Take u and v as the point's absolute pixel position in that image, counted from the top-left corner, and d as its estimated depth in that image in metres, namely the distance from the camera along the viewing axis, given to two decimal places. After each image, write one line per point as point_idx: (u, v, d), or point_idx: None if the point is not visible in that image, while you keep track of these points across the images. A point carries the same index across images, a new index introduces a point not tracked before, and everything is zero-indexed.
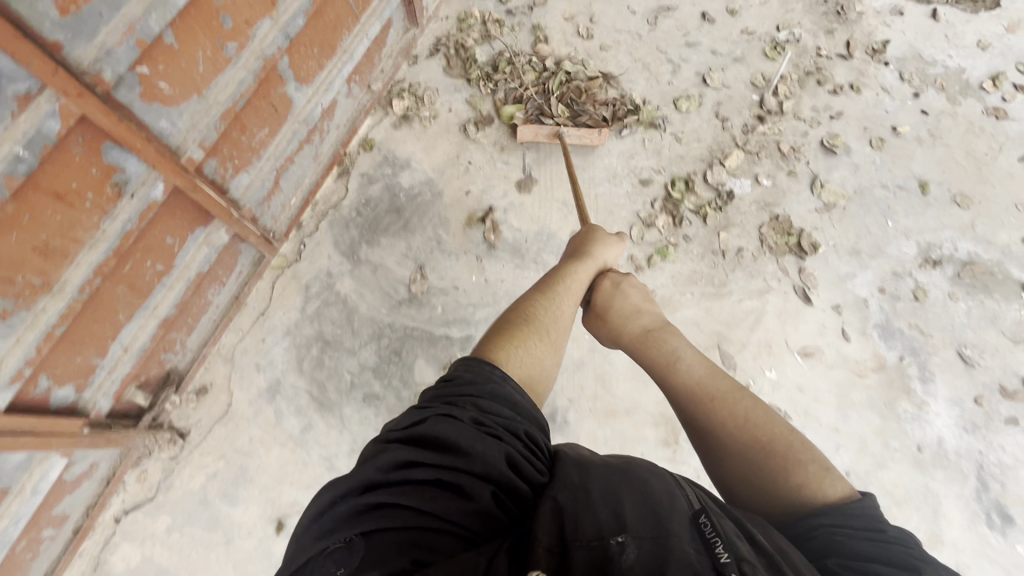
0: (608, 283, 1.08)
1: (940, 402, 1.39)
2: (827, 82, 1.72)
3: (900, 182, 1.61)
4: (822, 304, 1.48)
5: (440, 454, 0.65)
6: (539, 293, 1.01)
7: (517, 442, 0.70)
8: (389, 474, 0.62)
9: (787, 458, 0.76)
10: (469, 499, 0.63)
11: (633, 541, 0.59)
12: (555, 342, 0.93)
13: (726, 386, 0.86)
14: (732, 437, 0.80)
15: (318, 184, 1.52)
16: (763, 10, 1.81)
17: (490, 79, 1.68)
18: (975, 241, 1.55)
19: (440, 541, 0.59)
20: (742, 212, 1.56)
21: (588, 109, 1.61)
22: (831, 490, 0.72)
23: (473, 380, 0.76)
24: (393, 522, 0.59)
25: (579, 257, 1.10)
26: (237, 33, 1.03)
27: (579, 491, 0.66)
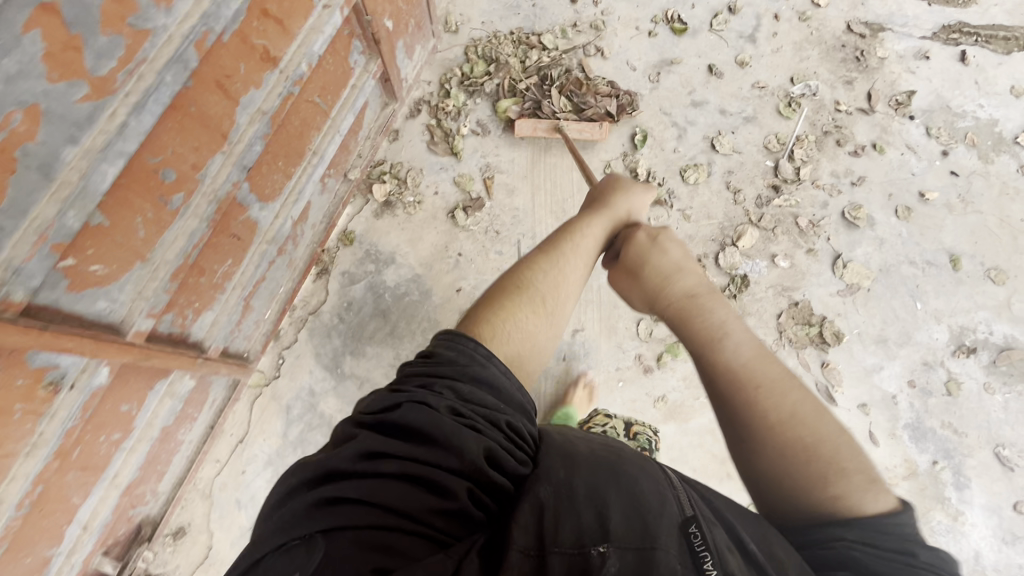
0: (643, 238, 0.88)
1: (976, 511, 1.31)
2: (847, 141, 1.57)
3: (930, 257, 1.48)
4: (846, 404, 1.37)
5: (411, 447, 0.60)
6: (541, 252, 0.88)
7: (497, 433, 0.64)
8: (356, 464, 0.58)
9: (830, 469, 0.68)
10: (442, 496, 0.57)
11: (615, 552, 0.55)
12: (551, 314, 0.83)
13: (776, 373, 0.74)
14: (768, 431, 0.71)
15: (295, 290, 1.38)
16: (775, 59, 1.65)
17: (473, 91, 1.59)
18: (1012, 323, 1.43)
19: (406, 543, 0.52)
20: (758, 299, 1.44)
21: (590, 102, 1.56)
22: (868, 508, 0.66)
23: (453, 362, 0.69)
24: (355, 518, 0.53)
25: (602, 209, 0.94)
26: (183, 181, 0.89)
27: (563, 486, 0.60)
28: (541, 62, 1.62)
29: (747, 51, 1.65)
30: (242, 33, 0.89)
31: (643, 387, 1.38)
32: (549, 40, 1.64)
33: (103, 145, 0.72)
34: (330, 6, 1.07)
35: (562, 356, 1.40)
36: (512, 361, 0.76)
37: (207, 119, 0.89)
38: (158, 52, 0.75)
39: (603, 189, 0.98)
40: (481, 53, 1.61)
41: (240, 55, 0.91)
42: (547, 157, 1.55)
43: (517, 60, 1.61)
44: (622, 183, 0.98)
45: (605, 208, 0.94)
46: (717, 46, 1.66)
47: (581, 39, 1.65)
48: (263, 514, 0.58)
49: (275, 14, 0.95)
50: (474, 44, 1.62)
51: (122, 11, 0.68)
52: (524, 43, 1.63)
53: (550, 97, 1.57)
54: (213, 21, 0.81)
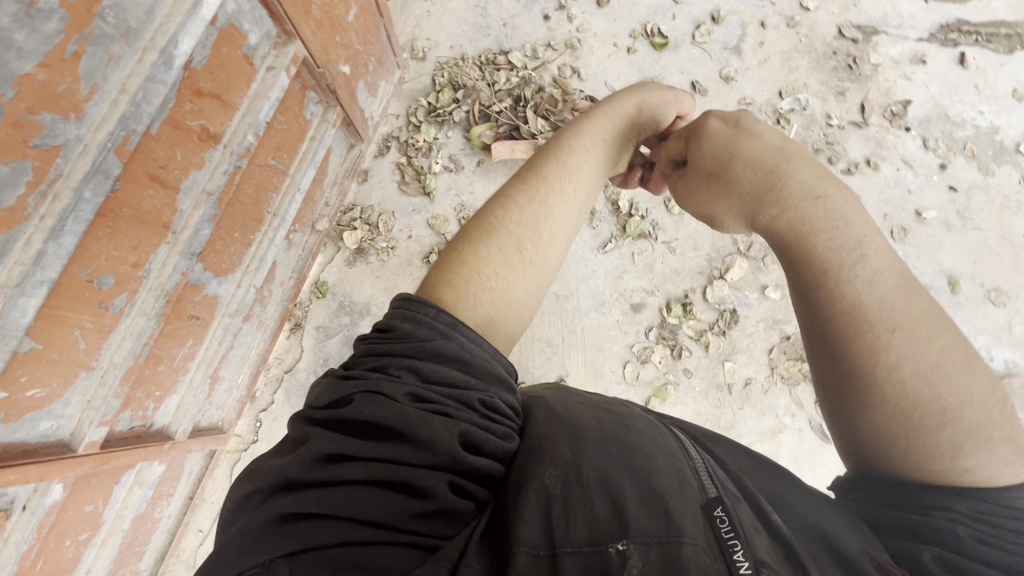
0: (724, 127, 0.73)
1: None
2: (839, 159, 1.49)
3: (927, 280, 1.42)
4: None
5: (375, 445, 0.53)
6: (521, 180, 0.77)
7: (471, 414, 0.57)
8: (314, 472, 0.52)
9: (965, 436, 0.58)
10: (418, 496, 0.51)
11: (636, 548, 0.48)
12: (530, 260, 0.73)
13: (915, 307, 0.62)
14: (892, 380, 0.60)
15: (267, 350, 1.33)
16: (763, 71, 1.56)
17: (443, 121, 1.51)
18: (1013, 347, 1.38)
19: (383, 557, 0.47)
20: (749, 334, 1.39)
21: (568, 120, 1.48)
22: (1002, 480, 0.58)
23: (411, 335, 0.61)
24: (325, 537, 0.48)
25: (607, 115, 0.82)
26: (123, 282, 0.83)
27: (570, 469, 0.54)
28: (511, 83, 1.52)
29: (733, 65, 1.56)
30: (173, 120, 0.82)
31: None
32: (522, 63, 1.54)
33: (20, 278, 0.67)
34: (275, 68, 1.00)
35: None
36: (482, 323, 0.68)
37: (142, 215, 0.83)
38: (73, 166, 0.69)
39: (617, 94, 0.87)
40: (448, 77, 1.52)
41: (174, 142, 0.84)
42: None
43: (487, 84, 1.52)
44: (637, 86, 0.87)
45: (608, 108, 0.83)
46: (700, 60, 1.56)
47: (553, 53, 1.56)
48: (220, 529, 0.53)
49: (210, 91, 0.88)
50: (441, 69, 1.54)
51: (22, 134, 0.62)
52: (493, 63, 1.54)
53: (528, 118, 1.48)
54: (135, 120, 0.75)
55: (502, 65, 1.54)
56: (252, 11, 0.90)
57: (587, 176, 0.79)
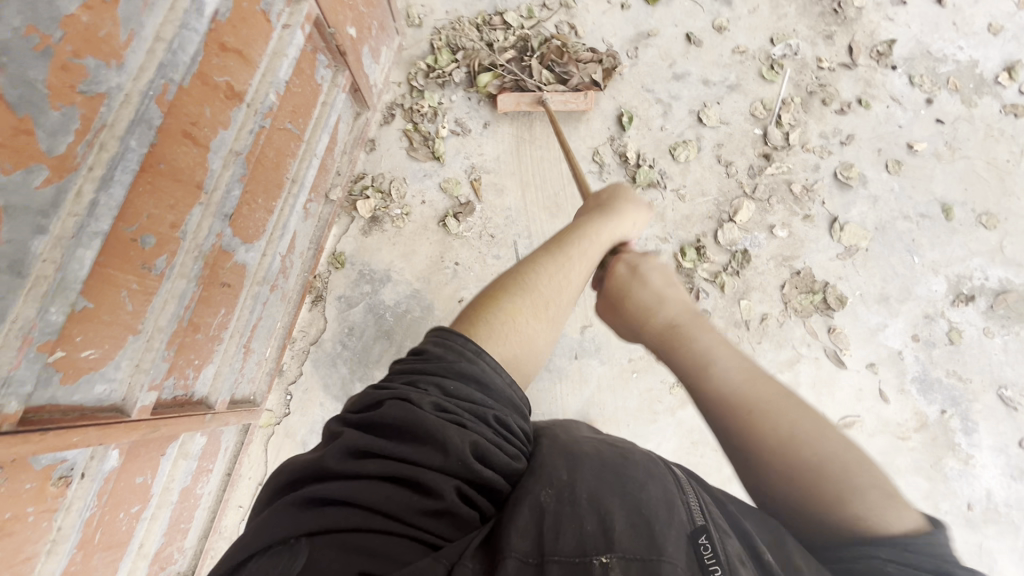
0: (623, 270, 0.85)
1: (985, 452, 1.35)
2: (833, 100, 1.55)
3: (923, 210, 1.48)
4: (856, 365, 1.39)
5: (396, 446, 0.54)
6: (547, 251, 0.80)
7: (485, 428, 0.58)
8: (341, 464, 0.53)
9: (843, 489, 0.59)
10: (428, 495, 0.52)
11: (617, 563, 0.52)
12: (553, 319, 0.75)
13: (769, 389, 0.66)
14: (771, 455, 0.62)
15: (292, 323, 1.33)
16: (753, 20, 1.60)
17: (444, 83, 1.51)
18: (1006, 266, 1.45)
19: (392, 547, 0.49)
20: (761, 271, 1.43)
21: (573, 72, 1.48)
22: (894, 525, 0.57)
23: (440, 357, 0.62)
24: (342, 522, 0.49)
25: (599, 214, 0.88)
26: (164, 243, 0.83)
27: (565, 491, 0.57)
28: (511, 42, 1.52)
29: (725, 15, 1.59)
30: (203, 74, 0.81)
31: (657, 375, 1.37)
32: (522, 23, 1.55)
33: (76, 228, 0.66)
34: (291, 25, 0.99)
35: (574, 355, 1.37)
36: (511, 362, 0.68)
37: (178, 172, 0.82)
38: (117, 116, 0.68)
39: (603, 198, 0.95)
40: (448, 40, 1.52)
41: (203, 98, 0.83)
42: (531, 140, 1.50)
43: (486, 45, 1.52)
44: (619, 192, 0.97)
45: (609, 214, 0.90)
46: (693, 12, 1.59)
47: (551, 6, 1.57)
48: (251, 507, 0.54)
49: (233, 46, 0.87)
50: (438, 34, 1.53)
51: (71, 79, 0.61)
52: (494, 18, 1.54)
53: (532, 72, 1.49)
54: (172, 70, 0.74)
55: (503, 20, 1.54)
56: None
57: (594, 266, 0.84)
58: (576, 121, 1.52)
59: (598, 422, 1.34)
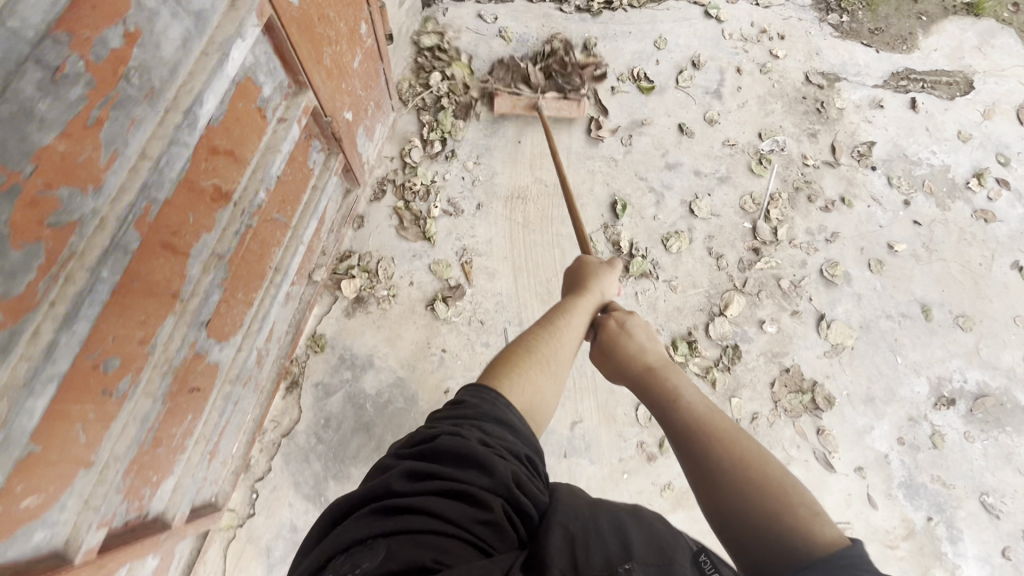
0: (612, 325, 0.91)
1: (971, 562, 1.34)
2: (818, 197, 1.59)
3: (904, 309, 1.52)
4: (844, 469, 1.37)
5: (450, 469, 0.60)
6: (543, 321, 0.89)
7: (522, 463, 0.65)
8: (404, 483, 0.59)
9: (776, 500, 0.59)
10: (479, 508, 0.58)
11: (640, 569, 0.55)
12: (558, 372, 0.82)
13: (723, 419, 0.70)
14: (715, 469, 0.64)
15: (263, 413, 1.23)
16: (742, 114, 1.65)
17: (460, 118, 1.54)
18: (982, 368, 1.49)
19: (457, 548, 0.54)
20: (751, 367, 1.42)
21: (574, 81, 1.58)
22: (817, 533, 0.55)
23: (479, 404, 0.69)
24: (410, 526, 0.54)
25: (591, 289, 0.96)
26: (130, 361, 0.74)
27: (589, 524, 0.61)
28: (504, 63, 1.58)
29: (715, 108, 1.64)
30: (188, 181, 0.75)
31: (648, 476, 1.32)
32: (475, 50, 1.61)
33: (29, 374, 0.57)
34: (286, 119, 0.94)
35: (564, 454, 1.32)
36: (525, 410, 0.74)
37: (153, 286, 0.75)
38: (89, 243, 0.60)
39: (586, 269, 1.01)
40: (435, 100, 1.55)
41: (188, 205, 0.76)
42: (522, 222, 1.48)
43: (450, 62, 1.58)
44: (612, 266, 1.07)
45: (598, 291, 0.97)
46: (686, 103, 1.64)
47: (537, 37, 1.64)
48: (322, 525, 0.60)
49: (224, 148, 0.81)
50: (423, 106, 1.54)
51: (38, 214, 0.53)
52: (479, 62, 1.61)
53: (527, 75, 1.57)
54: (155, 189, 0.68)
55: (489, 62, 1.60)
56: (267, 62, 0.85)
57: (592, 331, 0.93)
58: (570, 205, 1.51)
59: None
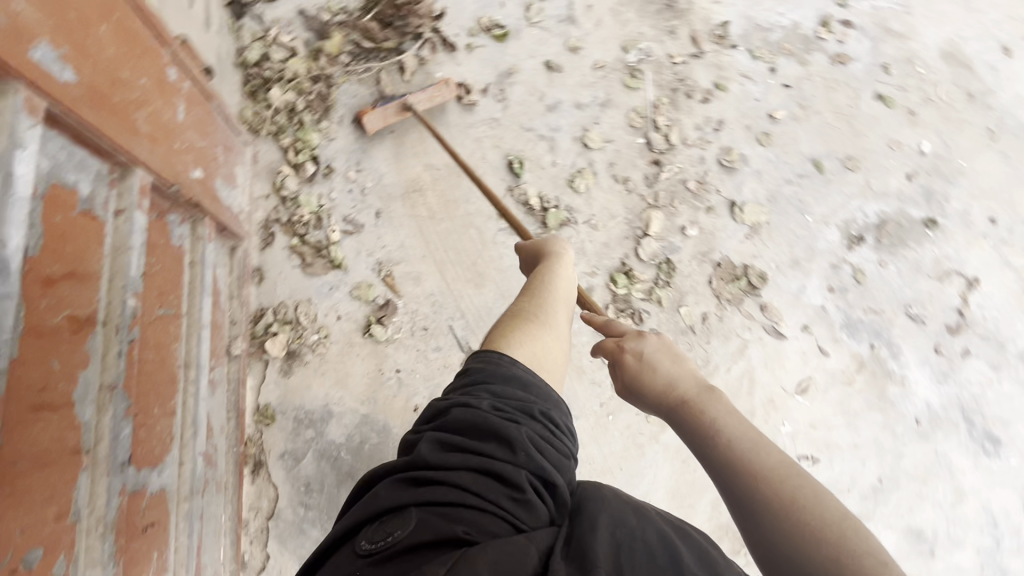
0: (630, 356, 0.82)
1: (914, 369, 1.50)
2: (695, 92, 1.62)
3: (799, 171, 1.61)
4: (794, 333, 1.47)
5: (472, 441, 0.70)
6: (523, 293, 1.00)
7: (535, 425, 0.74)
8: (430, 455, 0.69)
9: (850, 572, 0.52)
10: (507, 484, 0.67)
11: None
12: (549, 321, 0.92)
13: (775, 455, 0.63)
14: (783, 531, 0.57)
15: (237, 506, 1.15)
16: (601, 33, 1.62)
17: (322, 120, 1.42)
18: (877, 199, 1.62)
19: (486, 524, 0.62)
20: (687, 274, 1.47)
21: (411, 22, 1.51)
22: None
23: (485, 369, 0.79)
24: (439, 499, 0.64)
25: (552, 253, 1.08)
26: (55, 543, 0.65)
27: (635, 531, 0.63)
28: (339, 39, 1.48)
29: (574, 35, 1.60)
30: (34, 327, 0.63)
31: (631, 409, 1.37)
32: (304, 47, 1.47)
33: None
34: (124, 209, 0.82)
35: None
36: (531, 361, 0.84)
37: (45, 455, 0.65)
38: None
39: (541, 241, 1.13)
40: (285, 114, 1.41)
41: (46, 352, 0.65)
42: (427, 213, 1.41)
43: (284, 61, 1.44)
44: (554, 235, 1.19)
45: (558, 252, 1.09)
46: (544, 39, 1.58)
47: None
48: (367, 484, 0.73)
49: (62, 273, 0.69)
50: (277, 126, 1.40)
51: None
52: (312, 53, 1.46)
53: (364, 29, 1.48)
54: None
55: (321, 46, 1.47)
56: (70, 158, 0.73)
57: (570, 284, 1.03)
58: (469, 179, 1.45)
59: (594, 479, 1.30)
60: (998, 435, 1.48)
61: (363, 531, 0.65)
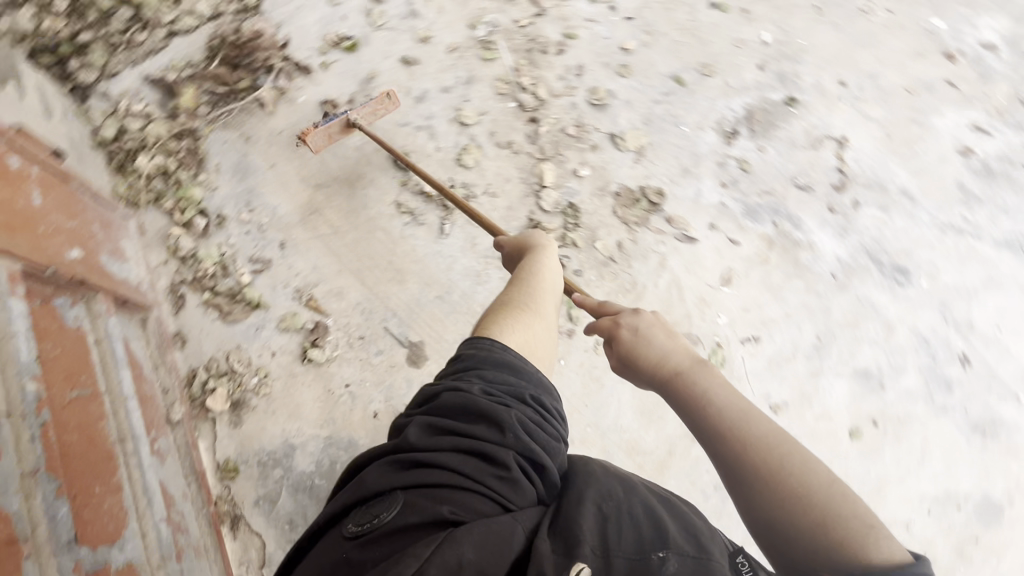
0: (623, 331, 0.86)
1: (817, 232, 1.62)
2: (548, 47, 1.70)
3: (664, 89, 1.71)
4: (704, 233, 1.57)
5: (463, 425, 0.73)
6: (509, 284, 1.04)
7: (525, 408, 0.77)
8: (419, 439, 0.73)
9: (831, 526, 0.62)
10: (495, 466, 0.71)
11: (675, 555, 0.64)
12: (539, 311, 0.96)
13: (768, 424, 0.70)
14: (767, 490, 0.66)
15: (224, 565, 1.13)
16: (445, 17, 1.68)
17: (199, 174, 1.42)
18: (739, 94, 1.74)
19: (474, 507, 0.67)
20: (592, 211, 1.54)
21: (258, 56, 1.52)
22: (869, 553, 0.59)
23: (476, 355, 0.82)
24: (427, 480, 0.69)
25: (534, 247, 1.12)
26: None
27: (623, 504, 0.70)
28: (191, 92, 1.47)
29: (420, 26, 1.65)
30: None
31: (580, 348, 1.42)
32: (159, 109, 1.45)
33: None
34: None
35: None
36: (523, 347, 0.87)
37: None
38: None
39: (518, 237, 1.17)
40: (159, 178, 1.40)
41: None
42: (330, 230, 1.43)
43: (142, 129, 1.43)
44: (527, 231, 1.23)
45: (538, 244, 1.12)
46: (394, 38, 1.63)
47: (193, 46, 1.50)
48: (358, 463, 0.77)
49: None
50: (155, 192, 1.39)
51: None
52: (169, 113, 1.46)
53: (214, 76, 1.49)
54: None
55: (175, 103, 1.46)
56: None
57: (555, 275, 1.07)
58: (362, 186, 1.47)
59: None
60: (905, 266, 1.62)
61: (351, 511, 0.70)
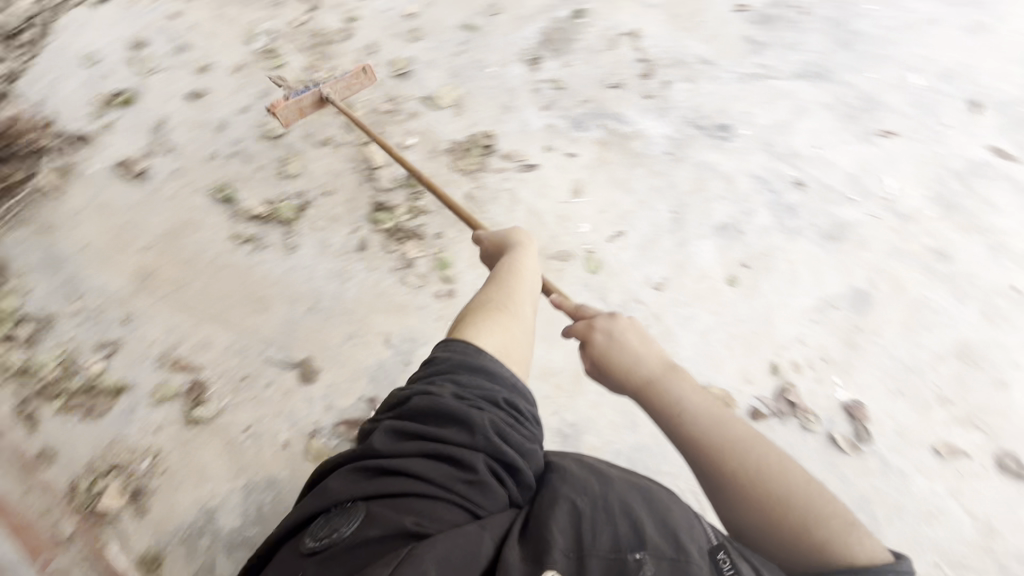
0: (598, 337, 0.88)
1: (640, 119, 1.73)
2: (332, 36, 1.76)
3: (458, 40, 1.79)
4: (540, 156, 1.62)
5: (430, 429, 0.67)
6: (489, 285, 0.97)
7: (497, 410, 0.70)
8: (385, 445, 0.67)
9: (817, 523, 0.64)
10: (465, 473, 0.65)
11: (650, 556, 0.57)
12: (519, 314, 0.88)
13: (744, 428, 0.73)
14: (745, 490, 0.68)
15: None
16: (222, 44, 1.72)
17: (12, 288, 1.34)
18: (525, 21, 1.86)
19: (444, 518, 0.62)
20: (430, 173, 1.56)
21: (46, 155, 1.52)
22: (853, 546, 0.62)
23: (450, 355, 0.75)
24: (390, 488, 0.64)
25: (515, 247, 1.07)
26: None
27: (598, 496, 0.64)
28: None
29: (199, 61, 1.69)
30: None
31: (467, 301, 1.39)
32: None
33: None
34: None
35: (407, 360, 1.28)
36: (500, 349, 0.79)
37: None
38: None
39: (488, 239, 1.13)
40: None
41: None
42: (172, 287, 1.36)
43: None
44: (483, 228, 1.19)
45: (517, 243, 1.08)
46: (177, 78, 1.65)
47: None
48: (325, 467, 0.72)
49: None
50: None
51: None
52: None
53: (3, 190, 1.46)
54: None
55: None
56: None
57: (533, 275, 1.01)
58: (193, 230, 1.43)
59: None
60: (724, 122, 1.76)
61: (314, 522, 0.65)
